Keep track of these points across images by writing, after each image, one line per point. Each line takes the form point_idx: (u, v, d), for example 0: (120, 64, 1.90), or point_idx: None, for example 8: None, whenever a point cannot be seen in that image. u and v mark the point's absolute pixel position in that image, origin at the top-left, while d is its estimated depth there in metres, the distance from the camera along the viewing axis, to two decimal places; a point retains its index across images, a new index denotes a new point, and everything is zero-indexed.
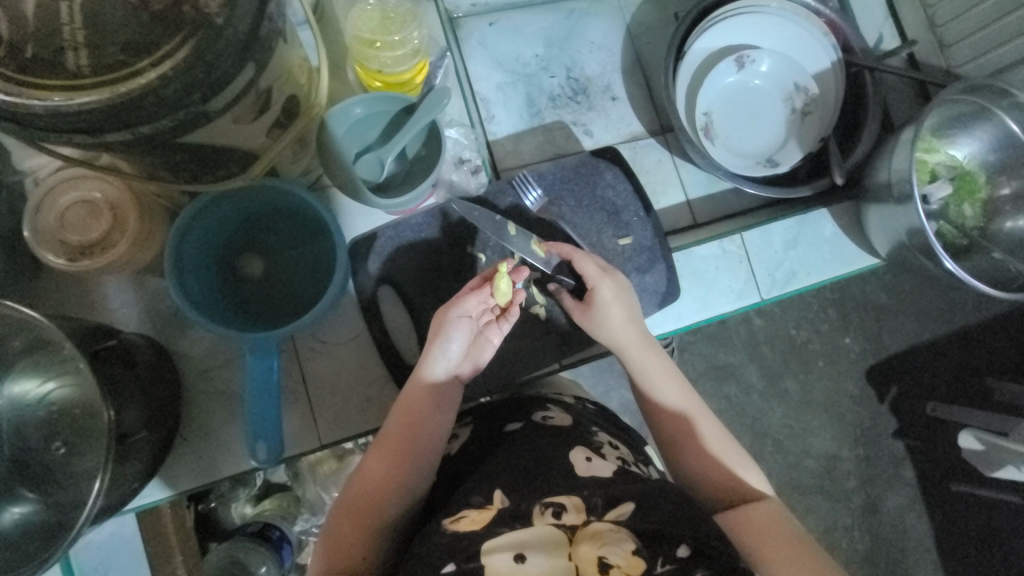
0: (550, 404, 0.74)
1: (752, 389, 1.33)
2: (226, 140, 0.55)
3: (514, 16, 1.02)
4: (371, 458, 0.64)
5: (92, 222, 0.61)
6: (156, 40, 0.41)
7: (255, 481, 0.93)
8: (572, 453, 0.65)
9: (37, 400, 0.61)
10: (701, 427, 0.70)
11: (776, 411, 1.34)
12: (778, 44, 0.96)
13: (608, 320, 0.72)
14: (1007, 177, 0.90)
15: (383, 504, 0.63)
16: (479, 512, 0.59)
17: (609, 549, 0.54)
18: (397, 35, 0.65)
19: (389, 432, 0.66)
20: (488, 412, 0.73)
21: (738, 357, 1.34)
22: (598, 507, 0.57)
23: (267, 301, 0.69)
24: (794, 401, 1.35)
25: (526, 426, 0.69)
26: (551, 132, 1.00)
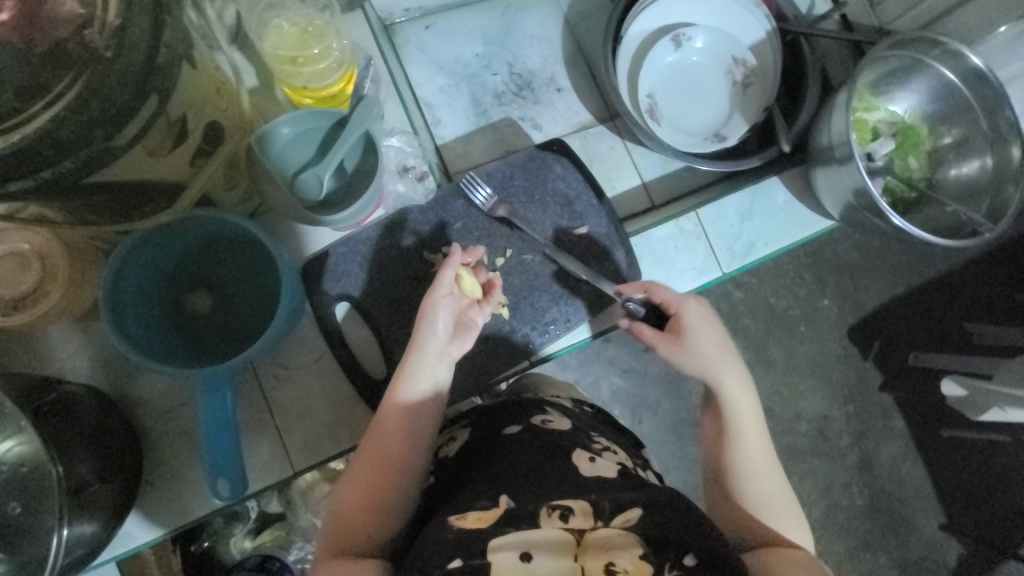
0: (548, 408, 0.72)
1: None
2: (144, 175, 0.53)
3: (450, 17, 1.02)
4: (362, 452, 0.64)
5: (20, 273, 0.59)
6: (46, 82, 0.40)
7: (249, 515, 0.90)
8: (574, 456, 0.63)
9: None
10: (763, 483, 0.66)
11: (764, 380, 1.36)
12: (712, 20, 0.97)
13: (694, 350, 0.71)
14: (948, 126, 0.91)
15: (380, 497, 0.62)
16: (487, 508, 0.57)
17: (618, 553, 0.53)
18: (316, 48, 0.63)
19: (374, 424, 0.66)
20: (485, 415, 0.71)
21: None
22: (606, 513, 0.56)
23: (217, 335, 0.67)
24: (780, 367, 1.36)
25: (526, 428, 0.67)
26: (500, 129, 1.00)
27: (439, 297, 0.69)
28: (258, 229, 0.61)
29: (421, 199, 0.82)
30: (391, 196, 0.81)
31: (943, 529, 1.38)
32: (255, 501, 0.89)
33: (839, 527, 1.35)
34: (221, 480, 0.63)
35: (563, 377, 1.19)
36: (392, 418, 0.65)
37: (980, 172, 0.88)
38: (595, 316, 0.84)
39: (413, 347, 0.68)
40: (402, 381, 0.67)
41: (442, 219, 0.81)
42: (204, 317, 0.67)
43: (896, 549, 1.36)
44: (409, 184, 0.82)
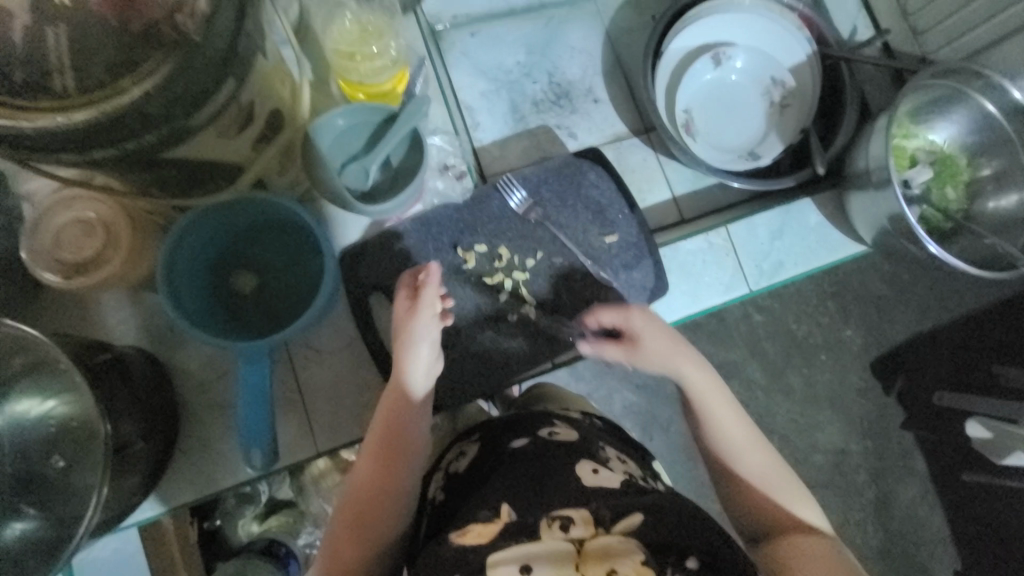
0: (555, 419, 0.72)
1: (756, 386, 1.33)
2: (209, 155, 0.56)
3: (495, 25, 1.05)
4: (353, 484, 0.65)
5: (85, 239, 0.62)
6: (138, 61, 0.43)
7: (259, 498, 0.91)
8: (578, 465, 0.63)
9: (37, 419, 0.61)
10: (753, 464, 0.66)
11: (781, 407, 1.34)
12: (753, 40, 0.98)
13: (667, 364, 0.69)
14: (988, 158, 0.90)
15: (374, 526, 0.63)
16: (487, 524, 0.59)
17: (619, 561, 0.54)
18: (375, 46, 0.67)
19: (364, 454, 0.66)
20: (495, 429, 0.71)
21: (740, 354, 1.34)
22: (607, 518, 0.58)
23: (259, 312, 0.70)
24: (799, 395, 1.34)
25: (533, 443, 0.67)
26: (535, 136, 1.02)
27: (420, 324, 0.67)
28: (307, 214, 0.64)
29: (455, 196, 0.85)
30: (430, 191, 0.84)
31: None
32: (266, 485, 0.90)
33: None
34: (254, 450, 0.66)
35: (577, 387, 1.19)
36: (381, 446, 0.65)
37: (1019, 206, 0.87)
38: None
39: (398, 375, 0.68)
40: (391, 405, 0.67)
41: (475, 218, 0.84)
42: (247, 296, 0.70)
43: None
44: (447, 182, 0.85)
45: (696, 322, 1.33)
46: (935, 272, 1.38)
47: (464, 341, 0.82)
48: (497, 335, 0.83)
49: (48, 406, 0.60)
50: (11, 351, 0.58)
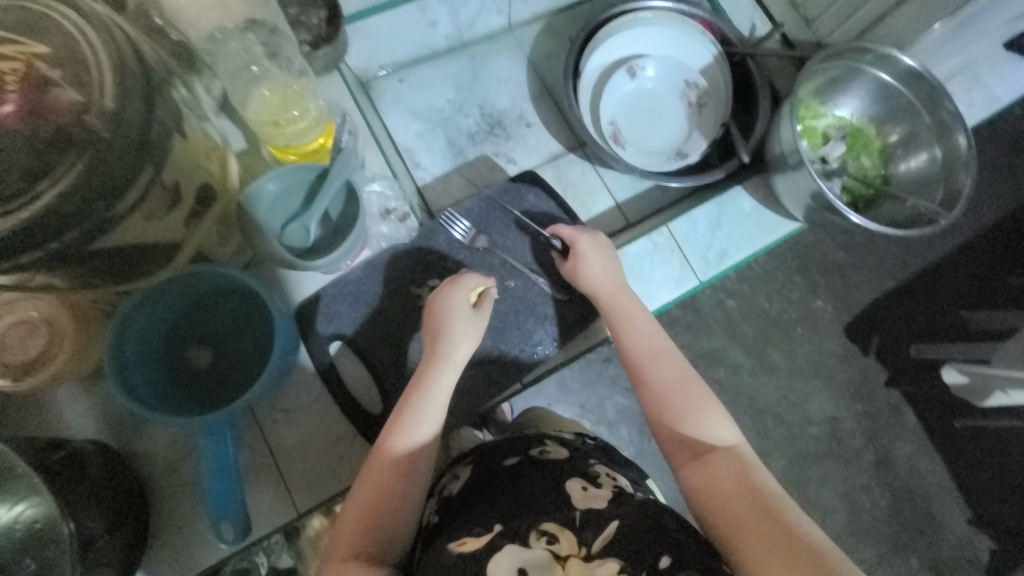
0: (547, 438, 0.72)
1: (741, 369, 1.36)
2: (142, 237, 0.57)
3: (421, 69, 1.10)
4: (380, 458, 0.63)
5: (30, 340, 0.62)
6: (52, 164, 0.44)
7: None
8: (568, 483, 0.64)
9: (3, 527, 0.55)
10: (665, 370, 0.69)
11: (768, 386, 1.37)
12: (662, 49, 1.04)
13: (588, 270, 0.80)
14: (893, 125, 0.97)
15: (397, 501, 0.62)
16: (481, 533, 0.60)
17: (597, 571, 0.56)
18: (296, 109, 0.69)
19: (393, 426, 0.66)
20: (491, 447, 0.72)
21: (720, 341, 1.37)
22: (591, 539, 0.58)
23: (217, 384, 0.70)
24: (783, 371, 1.38)
25: (523, 462, 0.68)
26: (475, 166, 1.06)
27: (463, 315, 0.72)
28: (250, 280, 0.65)
29: (399, 237, 0.86)
30: (376, 236, 0.85)
31: (971, 523, 1.36)
32: None
33: (864, 531, 1.33)
34: (225, 525, 0.65)
35: (567, 401, 1.20)
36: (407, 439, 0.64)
37: (929, 164, 0.93)
38: (579, 333, 0.88)
39: (439, 358, 0.70)
40: (421, 395, 0.67)
41: (425, 255, 0.86)
42: (203, 371, 0.70)
43: (927, 550, 1.33)
44: (391, 226, 0.86)
45: (671, 317, 1.35)
46: (886, 234, 1.45)
47: None
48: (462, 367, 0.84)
49: (16, 512, 0.55)
50: None
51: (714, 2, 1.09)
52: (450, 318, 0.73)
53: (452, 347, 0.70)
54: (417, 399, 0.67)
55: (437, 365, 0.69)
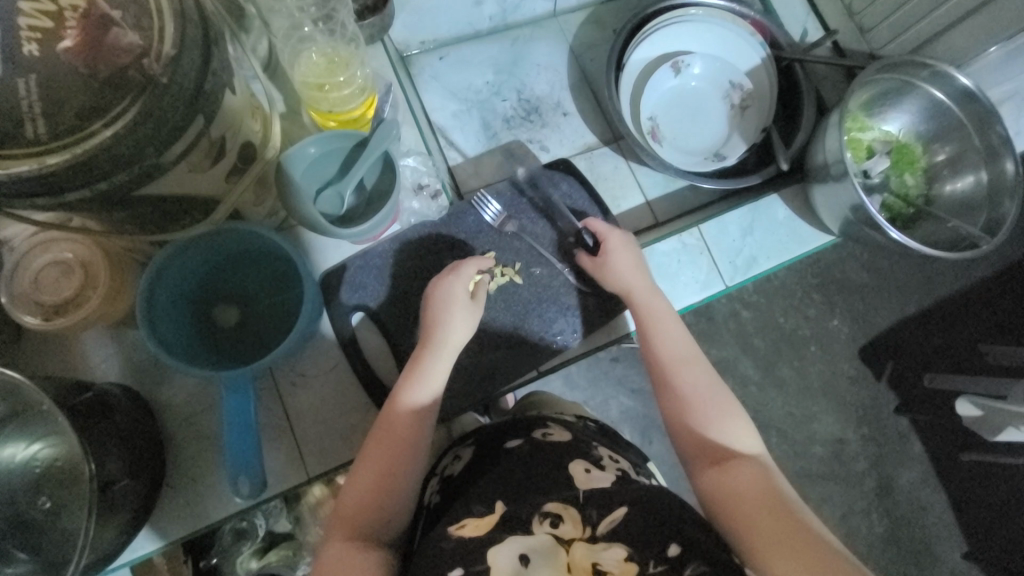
0: (549, 420, 0.72)
1: (749, 381, 1.35)
2: (183, 188, 0.57)
3: (462, 48, 1.08)
4: (376, 441, 0.65)
5: (65, 281, 0.63)
6: (106, 104, 0.44)
7: (257, 533, 0.90)
8: (572, 465, 0.65)
9: (26, 461, 0.62)
10: (689, 373, 0.70)
11: (775, 401, 1.35)
12: (710, 48, 1.02)
13: (616, 266, 0.79)
14: (941, 144, 0.94)
15: (390, 486, 0.63)
16: (484, 515, 0.61)
17: (602, 556, 0.57)
18: (342, 76, 0.69)
19: (387, 413, 0.67)
20: (491, 430, 0.72)
21: (731, 351, 1.35)
22: (594, 518, 0.59)
23: (241, 341, 0.71)
24: (792, 387, 1.36)
25: (527, 443, 0.68)
26: (508, 151, 1.05)
27: (461, 305, 0.74)
28: (283, 242, 0.65)
29: (430, 215, 0.86)
30: (407, 212, 0.85)
31: (968, 558, 1.34)
32: (264, 517, 0.90)
33: (860, 555, 1.31)
34: (241, 480, 0.65)
35: (573, 396, 1.20)
36: (400, 424, 0.65)
37: (975, 187, 0.91)
38: (600, 327, 0.87)
39: (432, 347, 0.71)
40: (414, 381, 0.69)
41: (452, 235, 0.86)
42: (230, 328, 0.71)
43: None
44: (422, 203, 0.86)
45: (684, 322, 1.34)
46: (913, 258, 1.41)
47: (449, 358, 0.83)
48: (481, 349, 0.84)
49: (33, 452, 0.62)
50: None
51: (767, 4, 1.06)
52: (446, 306, 0.73)
53: (445, 333, 0.72)
54: (410, 386, 0.68)
55: (429, 352, 0.71)
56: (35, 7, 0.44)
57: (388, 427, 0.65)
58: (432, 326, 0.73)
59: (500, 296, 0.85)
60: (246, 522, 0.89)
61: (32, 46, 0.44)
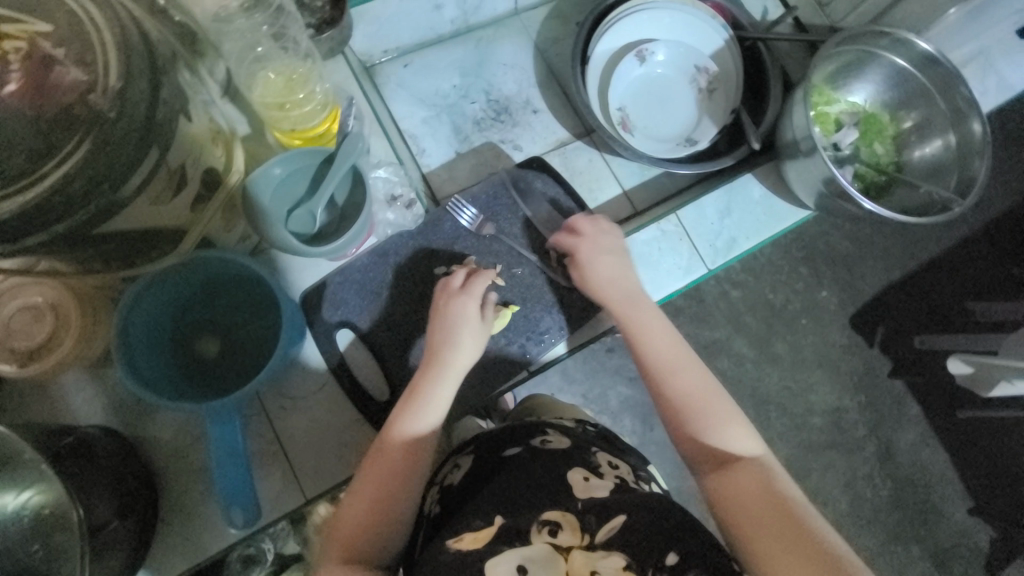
0: (548, 428, 0.71)
1: (744, 360, 1.36)
2: (149, 222, 0.56)
3: (426, 53, 1.08)
4: (377, 462, 0.64)
5: (36, 325, 0.61)
6: (55, 143, 0.43)
7: (265, 558, 0.90)
8: (570, 472, 0.64)
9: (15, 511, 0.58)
10: (688, 373, 0.68)
11: (771, 376, 1.36)
12: (672, 34, 1.02)
13: (591, 274, 0.79)
14: (908, 110, 0.95)
15: (389, 510, 0.62)
16: (482, 527, 0.61)
17: (601, 565, 0.58)
18: (302, 93, 0.68)
19: (388, 434, 0.65)
20: (488, 439, 0.70)
21: (724, 331, 1.36)
22: (593, 526, 0.60)
23: (224, 370, 0.70)
24: (787, 362, 1.37)
25: (526, 453, 0.67)
26: (482, 153, 1.05)
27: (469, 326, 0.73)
28: (257, 266, 0.65)
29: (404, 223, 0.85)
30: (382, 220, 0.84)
31: (973, 513, 1.36)
32: (270, 542, 0.89)
33: (867, 521, 1.33)
34: (235, 510, 0.64)
35: (570, 391, 1.20)
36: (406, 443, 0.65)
37: (944, 150, 0.92)
38: (586, 322, 0.87)
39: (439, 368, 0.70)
40: (421, 397, 0.68)
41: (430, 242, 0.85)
42: (211, 360, 0.70)
43: (928, 540, 1.34)
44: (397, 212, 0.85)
45: (675, 307, 1.34)
46: (894, 224, 1.43)
47: None
48: None
49: (24, 501, 0.57)
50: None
51: None
52: (455, 325, 0.73)
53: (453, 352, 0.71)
54: (412, 410, 0.67)
55: (435, 376, 0.70)
56: None
57: (390, 448, 0.64)
58: (439, 344, 0.72)
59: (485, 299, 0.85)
60: (252, 548, 0.88)
61: None
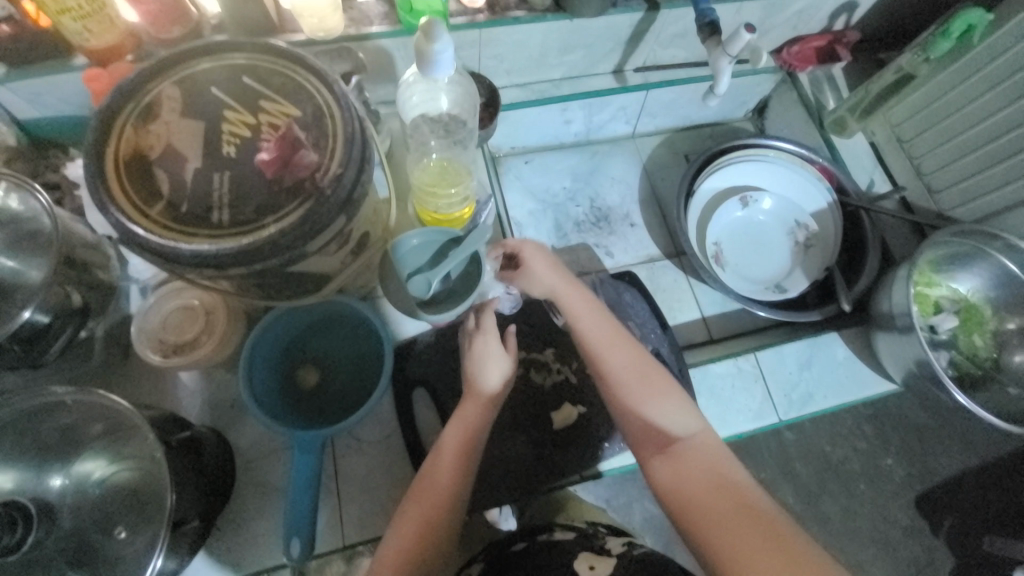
0: (554, 526, 0.80)
1: (788, 508, 1.26)
2: (310, 269, 0.65)
3: (547, 155, 1.21)
4: (418, 495, 0.69)
5: (188, 324, 0.72)
6: (279, 204, 0.55)
7: None
8: (576, 560, 0.71)
9: (99, 480, 0.69)
10: (629, 365, 0.74)
11: (820, 537, 1.25)
12: (779, 187, 1.09)
13: (532, 275, 0.80)
14: (1013, 313, 0.94)
15: (432, 539, 0.67)
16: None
17: None
18: (453, 185, 0.78)
19: (433, 459, 0.71)
20: (494, 546, 0.79)
21: (770, 473, 1.30)
22: None
23: (315, 402, 0.77)
24: (837, 525, 1.26)
25: (531, 544, 0.76)
26: (575, 251, 1.13)
27: (501, 362, 0.75)
28: (370, 311, 0.74)
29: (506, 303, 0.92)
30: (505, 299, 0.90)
31: None
32: None
33: None
34: (294, 540, 0.66)
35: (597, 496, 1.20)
36: (448, 466, 0.70)
37: None
38: None
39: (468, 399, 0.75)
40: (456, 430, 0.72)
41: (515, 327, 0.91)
42: (306, 390, 0.77)
43: None
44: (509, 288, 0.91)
45: None
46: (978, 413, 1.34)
47: (495, 447, 0.86)
48: (530, 444, 0.86)
49: (110, 473, 0.69)
50: (90, 420, 0.67)
51: (835, 153, 1.14)
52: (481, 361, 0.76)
53: (486, 384, 0.74)
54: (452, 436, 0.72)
55: (465, 416, 0.73)
56: (239, 121, 0.57)
57: (426, 481, 0.69)
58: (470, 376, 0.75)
59: (554, 390, 0.90)
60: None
61: (230, 149, 0.56)
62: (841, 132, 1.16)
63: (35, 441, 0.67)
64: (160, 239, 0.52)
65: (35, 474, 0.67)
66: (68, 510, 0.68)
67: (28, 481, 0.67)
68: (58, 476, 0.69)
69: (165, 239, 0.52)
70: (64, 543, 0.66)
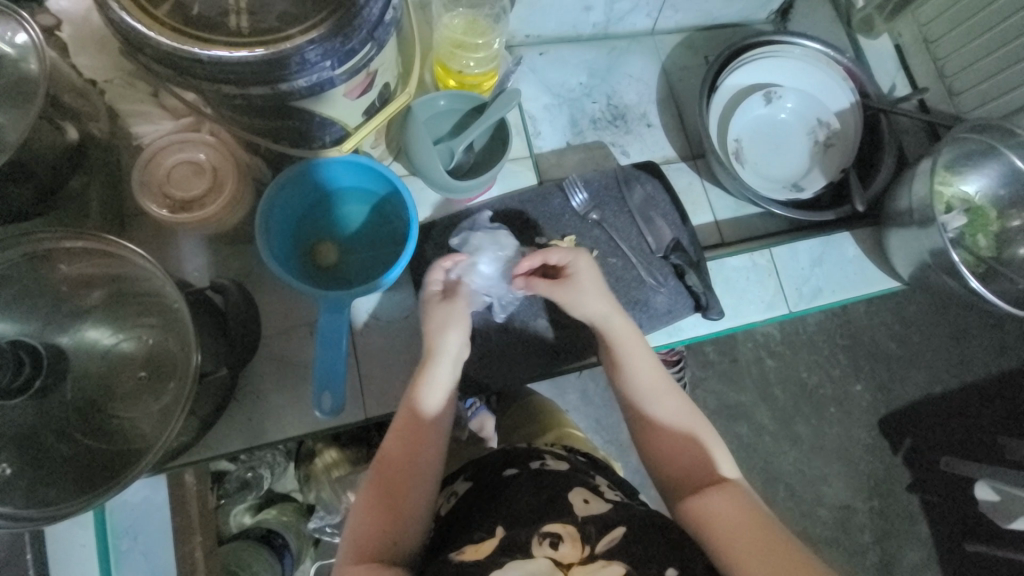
0: (545, 453, 0.73)
1: (763, 430, 1.33)
2: (331, 112, 0.60)
3: (563, 48, 1.10)
4: (380, 465, 0.65)
5: (196, 180, 0.66)
6: (305, 14, 0.49)
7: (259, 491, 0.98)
8: (572, 492, 0.64)
9: (104, 348, 0.65)
10: (673, 401, 0.71)
11: (788, 455, 1.33)
12: (803, 84, 1.05)
13: (583, 297, 0.74)
14: (1017, 211, 0.97)
15: (400, 506, 0.63)
16: (484, 540, 0.60)
17: None
18: (482, 38, 0.74)
19: (398, 423, 0.67)
20: (480, 465, 0.72)
21: (750, 398, 1.34)
22: (594, 536, 0.59)
23: (332, 275, 0.74)
24: (806, 445, 1.34)
25: (524, 473, 0.68)
26: (591, 149, 1.07)
27: (457, 321, 0.71)
28: (388, 173, 0.69)
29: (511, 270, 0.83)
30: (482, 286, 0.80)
31: None
32: (270, 472, 0.97)
33: None
34: (325, 395, 0.68)
35: (588, 412, 1.24)
36: (408, 432, 0.66)
37: None
38: (664, 324, 0.90)
39: (431, 358, 0.69)
40: (419, 392, 0.68)
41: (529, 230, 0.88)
42: (323, 263, 0.74)
43: None
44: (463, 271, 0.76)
45: (708, 360, 1.33)
46: (948, 340, 1.40)
47: (515, 328, 0.86)
48: (549, 327, 0.87)
49: (117, 341, 0.66)
50: (97, 280, 0.64)
51: (859, 53, 1.11)
52: (434, 320, 0.71)
53: (441, 342, 0.69)
54: (416, 398, 0.67)
55: (425, 382, 0.68)
56: None
57: (390, 449, 0.65)
58: (428, 339, 0.70)
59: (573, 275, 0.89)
60: (251, 473, 0.96)
61: None
62: (869, 32, 1.12)
63: (35, 296, 0.62)
64: (170, 43, 0.46)
65: (39, 330, 0.62)
66: (73, 376, 0.62)
67: (31, 335, 0.61)
68: (64, 337, 0.63)
69: (176, 42, 0.46)
70: (67, 408, 0.61)
